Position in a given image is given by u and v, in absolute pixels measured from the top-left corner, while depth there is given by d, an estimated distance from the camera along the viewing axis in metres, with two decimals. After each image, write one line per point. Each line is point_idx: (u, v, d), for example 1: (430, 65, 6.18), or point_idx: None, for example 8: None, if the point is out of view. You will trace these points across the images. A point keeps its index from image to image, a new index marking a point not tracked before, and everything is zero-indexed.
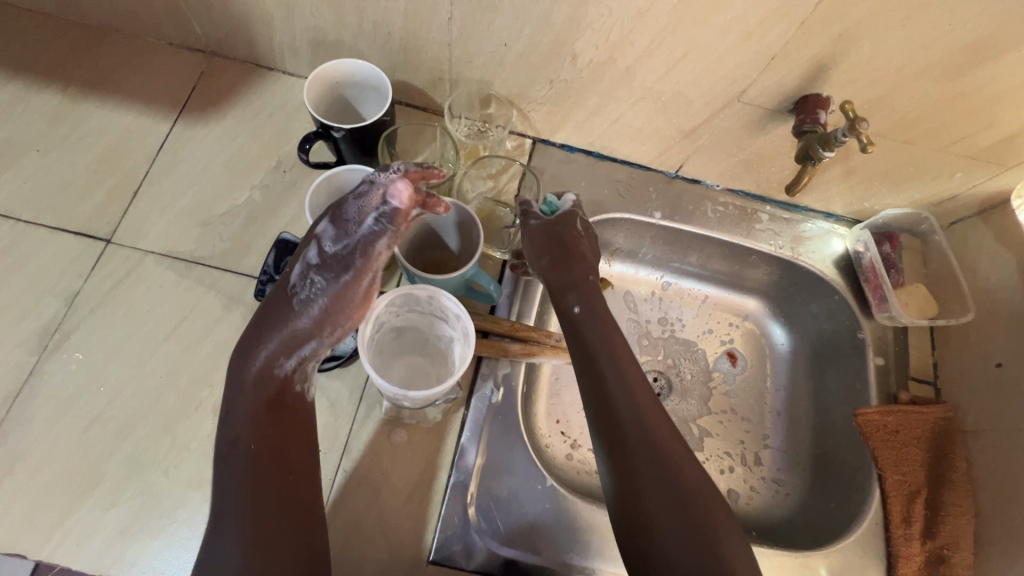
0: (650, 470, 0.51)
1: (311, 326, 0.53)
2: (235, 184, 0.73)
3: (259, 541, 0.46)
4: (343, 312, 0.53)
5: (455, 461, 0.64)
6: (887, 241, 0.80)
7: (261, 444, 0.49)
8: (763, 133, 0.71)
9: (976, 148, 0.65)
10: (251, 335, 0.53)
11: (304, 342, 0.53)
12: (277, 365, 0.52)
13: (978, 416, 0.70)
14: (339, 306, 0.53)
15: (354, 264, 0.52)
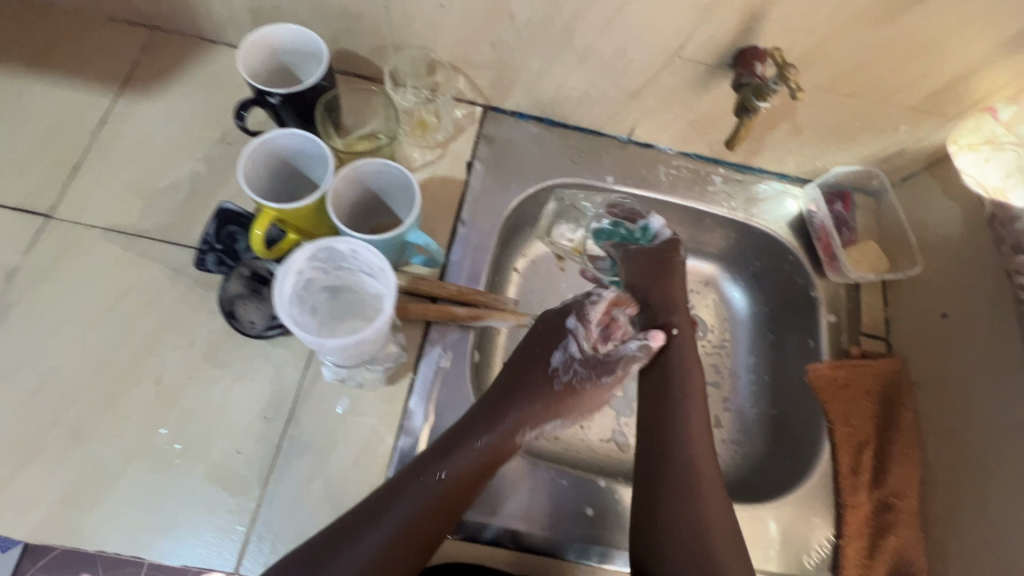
0: (677, 511, 0.58)
1: (454, 452, 0.57)
2: (179, 158, 0.72)
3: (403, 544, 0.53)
4: (475, 455, 0.57)
5: (402, 425, 0.64)
6: (837, 199, 0.81)
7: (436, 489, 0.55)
8: (708, 91, 0.70)
9: (917, 98, 0.65)
10: (440, 448, 0.58)
11: (438, 489, 0.55)
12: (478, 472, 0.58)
13: (925, 367, 0.71)
14: (460, 469, 0.57)
15: (533, 402, 0.61)
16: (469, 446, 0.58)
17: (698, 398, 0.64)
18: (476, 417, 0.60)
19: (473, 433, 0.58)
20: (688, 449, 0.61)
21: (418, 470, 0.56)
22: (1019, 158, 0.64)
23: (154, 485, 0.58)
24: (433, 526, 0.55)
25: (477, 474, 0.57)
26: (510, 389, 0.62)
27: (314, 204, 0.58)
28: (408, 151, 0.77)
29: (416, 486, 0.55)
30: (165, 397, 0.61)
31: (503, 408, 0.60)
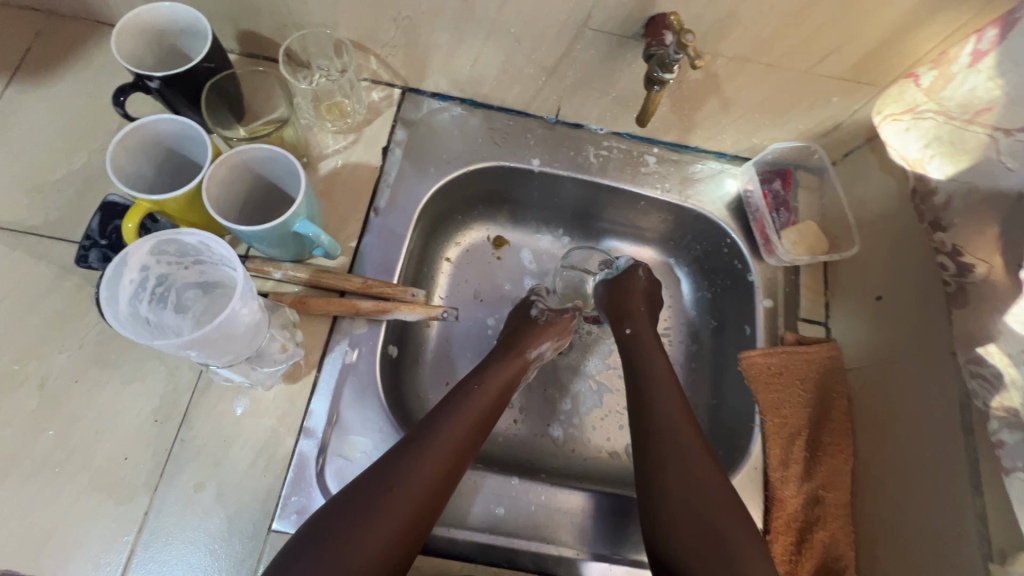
0: (681, 504, 0.56)
1: (434, 440, 0.57)
2: (72, 149, 0.68)
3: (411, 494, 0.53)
4: (459, 446, 0.58)
5: (303, 426, 0.61)
6: (779, 176, 0.77)
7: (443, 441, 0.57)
8: (627, 65, 0.66)
9: (842, 67, 0.61)
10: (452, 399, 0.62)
11: (424, 477, 0.54)
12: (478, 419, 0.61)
13: (860, 353, 0.67)
14: (439, 458, 0.56)
15: (494, 376, 0.66)
16: (453, 435, 0.58)
17: (671, 387, 0.64)
18: (452, 408, 0.61)
19: (455, 422, 0.59)
20: (675, 441, 0.60)
21: (400, 458, 0.55)
22: (936, 127, 0.57)
23: (36, 494, 0.55)
24: (423, 519, 0.53)
25: (456, 465, 0.57)
26: (481, 381, 0.64)
27: (192, 194, 0.55)
28: (320, 138, 0.73)
29: (407, 475, 0.54)
30: (50, 401, 0.58)
31: (476, 394, 0.63)
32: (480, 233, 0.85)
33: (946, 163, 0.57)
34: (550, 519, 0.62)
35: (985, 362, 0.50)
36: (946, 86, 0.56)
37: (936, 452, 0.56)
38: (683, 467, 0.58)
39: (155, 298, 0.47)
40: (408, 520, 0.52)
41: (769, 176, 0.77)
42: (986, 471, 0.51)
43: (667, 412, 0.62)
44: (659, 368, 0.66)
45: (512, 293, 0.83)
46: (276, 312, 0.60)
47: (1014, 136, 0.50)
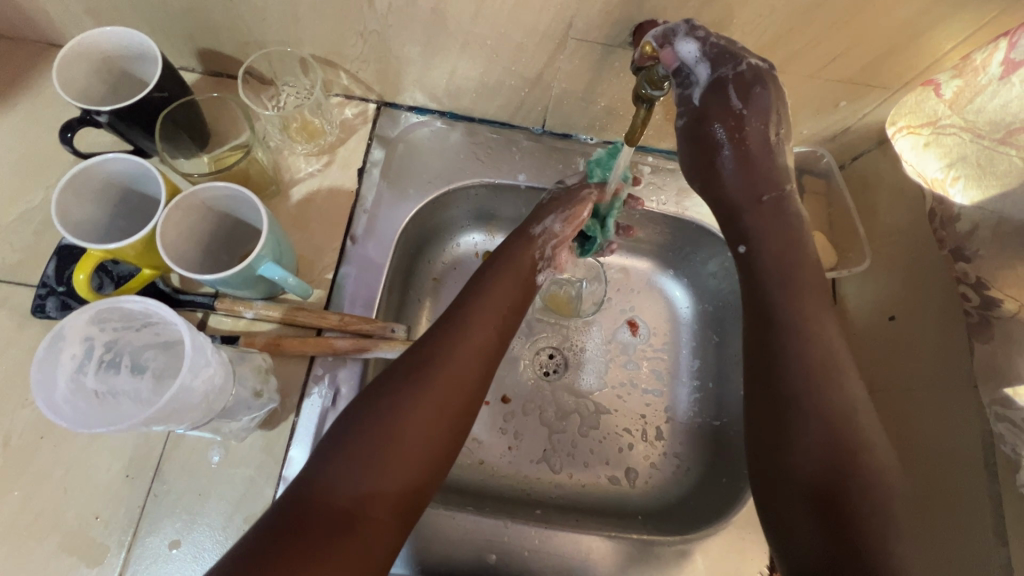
0: (816, 433, 0.43)
1: (491, 289, 0.56)
2: (28, 185, 0.64)
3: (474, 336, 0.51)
4: (496, 332, 0.53)
5: (281, 475, 0.57)
6: (745, 63, 0.49)
7: (501, 291, 0.56)
8: (616, 73, 0.61)
9: (852, 70, 0.56)
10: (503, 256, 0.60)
11: (466, 357, 0.49)
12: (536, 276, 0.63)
13: (872, 375, 0.63)
14: (480, 338, 0.51)
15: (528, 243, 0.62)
16: (488, 318, 0.53)
17: (828, 325, 0.48)
18: (480, 291, 0.56)
19: (488, 304, 0.54)
20: (827, 369, 0.45)
21: (434, 338, 0.50)
22: (962, 146, 0.52)
23: (7, 557, 0.53)
24: (467, 401, 0.48)
25: (494, 348, 0.52)
26: (496, 263, 0.59)
27: (144, 242, 0.51)
28: (291, 161, 0.69)
29: (456, 345, 0.50)
30: (16, 459, 0.55)
31: (500, 272, 0.58)
32: (467, 250, 0.80)
33: (971, 188, 0.52)
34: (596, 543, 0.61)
35: (1014, 404, 0.46)
36: (973, 100, 0.50)
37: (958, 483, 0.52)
38: (823, 401, 0.44)
39: (106, 364, 0.44)
40: (459, 405, 0.47)
41: (744, 65, 0.49)
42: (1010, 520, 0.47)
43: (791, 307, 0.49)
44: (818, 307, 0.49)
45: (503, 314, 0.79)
46: (246, 359, 0.57)
47: None
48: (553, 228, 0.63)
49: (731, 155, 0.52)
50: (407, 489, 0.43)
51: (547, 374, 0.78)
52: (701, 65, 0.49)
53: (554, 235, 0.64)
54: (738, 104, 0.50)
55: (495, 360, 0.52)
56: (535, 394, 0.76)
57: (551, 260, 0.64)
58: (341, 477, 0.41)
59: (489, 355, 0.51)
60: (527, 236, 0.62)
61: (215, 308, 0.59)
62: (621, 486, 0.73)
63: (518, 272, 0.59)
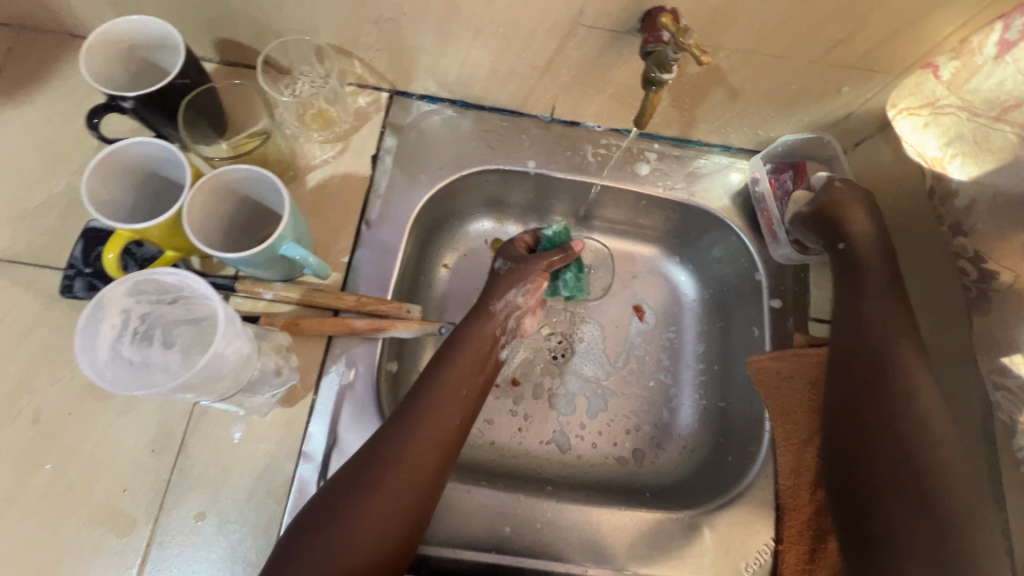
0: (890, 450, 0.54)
1: (454, 371, 0.61)
2: (53, 171, 0.65)
3: (430, 421, 0.56)
4: (449, 424, 0.57)
5: (302, 450, 0.59)
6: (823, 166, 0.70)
7: (461, 374, 0.61)
8: (624, 60, 0.62)
9: (854, 55, 0.57)
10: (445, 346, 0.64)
11: (421, 454, 0.54)
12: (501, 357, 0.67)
13: None
14: (431, 434, 0.56)
15: (475, 337, 0.64)
16: (442, 413, 0.58)
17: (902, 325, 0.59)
18: (435, 379, 0.60)
19: (443, 397, 0.58)
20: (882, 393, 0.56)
21: (393, 433, 0.55)
22: (959, 125, 0.55)
23: (39, 525, 0.55)
24: (420, 496, 0.53)
25: (450, 443, 0.57)
26: (453, 348, 0.63)
27: (172, 223, 0.53)
28: (307, 148, 0.71)
29: (422, 428, 0.56)
30: (47, 433, 0.57)
31: (460, 356, 0.62)
32: (477, 236, 0.82)
33: (968, 164, 0.55)
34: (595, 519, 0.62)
35: (1011, 372, 0.50)
36: (969, 80, 0.53)
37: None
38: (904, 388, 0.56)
39: (140, 336, 0.46)
40: (418, 490, 0.53)
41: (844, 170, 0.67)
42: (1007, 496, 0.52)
43: (880, 321, 0.59)
44: (882, 296, 0.60)
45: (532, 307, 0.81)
46: (268, 338, 0.60)
47: None
48: (515, 301, 0.69)
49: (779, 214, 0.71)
50: (382, 560, 0.51)
51: (557, 358, 0.79)
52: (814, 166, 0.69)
53: (518, 309, 0.69)
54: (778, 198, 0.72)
55: (451, 450, 0.57)
56: (546, 377, 0.78)
57: (515, 331, 0.70)
58: (315, 562, 0.48)
59: (444, 448, 0.56)
60: (488, 314, 0.67)
61: (235, 290, 0.61)
62: (629, 466, 0.74)
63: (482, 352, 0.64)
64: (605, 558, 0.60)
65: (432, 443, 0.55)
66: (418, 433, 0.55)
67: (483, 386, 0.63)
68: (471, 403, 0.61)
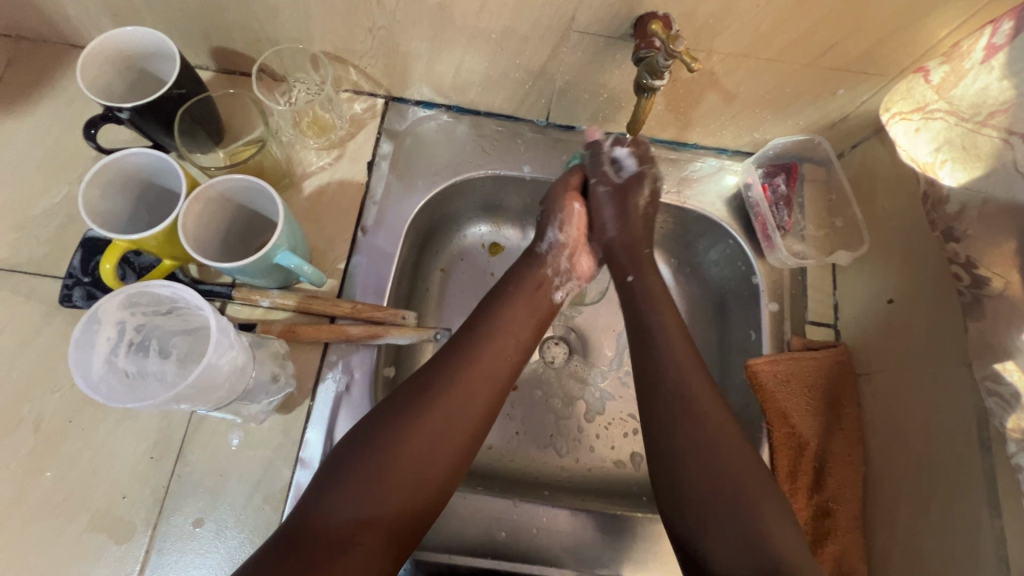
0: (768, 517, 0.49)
1: (508, 310, 0.61)
2: (52, 181, 0.66)
3: (482, 358, 0.56)
4: (504, 359, 0.57)
5: (298, 456, 0.60)
6: (651, 165, 0.69)
7: (519, 309, 0.61)
8: (617, 65, 0.62)
9: (849, 58, 0.57)
10: (504, 283, 0.64)
11: (476, 386, 0.54)
12: (557, 298, 0.66)
13: (871, 357, 0.64)
14: (486, 369, 0.55)
15: (531, 277, 0.64)
16: (498, 347, 0.57)
17: (682, 344, 0.59)
18: (492, 317, 0.60)
19: (494, 333, 0.58)
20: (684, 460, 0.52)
21: (445, 367, 0.54)
22: (947, 129, 0.53)
23: (39, 532, 0.56)
24: (471, 428, 0.52)
25: (504, 379, 0.56)
26: (510, 287, 0.63)
27: (167, 233, 0.53)
28: (303, 155, 0.71)
29: (474, 364, 0.55)
30: (46, 441, 0.58)
31: (515, 296, 0.62)
32: (473, 241, 0.82)
33: (958, 169, 0.53)
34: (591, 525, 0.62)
35: (1003, 380, 0.48)
36: (957, 84, 0.52)
37: (959, 468, 0.53)
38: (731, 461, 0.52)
39: (135, 346, 0.46)
40: (467, 425, 0.52)
41: (653, 177, 0.69)
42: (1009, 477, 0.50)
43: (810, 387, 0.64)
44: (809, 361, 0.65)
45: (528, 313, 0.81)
46: (264, 345, 0.59)
47: None
48: (555, 240, 0.68)
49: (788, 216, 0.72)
50: (422, 501, 0.49)
51: (554, 361, 0.79)
52: (624, 172, 0.69)
53: (565, 246, 0.68)
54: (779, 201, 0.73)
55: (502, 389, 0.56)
56: (542, 381, 0.78)
57: (568, 271, 0.68)
58: (353, 497, 0.46)
59: (499, 382, 0.56)
60: (535, 257, 0.67)
61: (232, 298, 0.62)
62: (626, 470, 0.74)
63: (531, 291, 0.63)
64: (601, 562, 0.60)
65: (484, 380, 0.54)
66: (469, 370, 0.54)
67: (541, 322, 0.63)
68: (525, 341, 0.60)
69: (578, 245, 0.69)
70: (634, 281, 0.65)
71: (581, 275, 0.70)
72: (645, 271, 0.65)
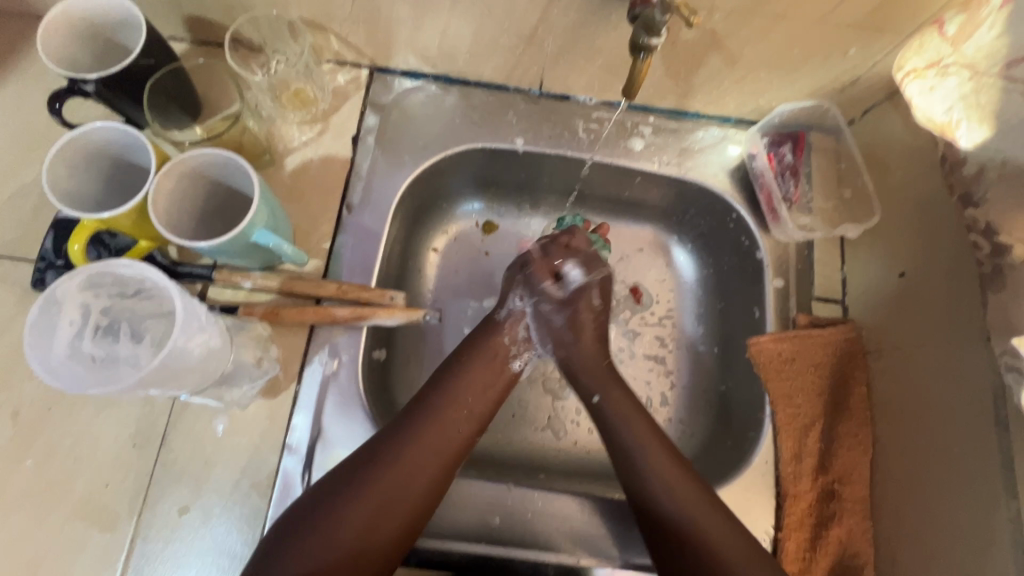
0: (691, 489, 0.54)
1: (462, 384, 0.59)
2: (22, 161, 0.63)
3: (427, 438, 0.54)
4: (449, 434, 0.55)
5: (286, 442, 0.58)
6: (600, 271, 0.67)
7: (467, 384, 0.59)
8: (612, 26, 0.58)
9: (861, 13, 0.53)
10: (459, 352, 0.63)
11: (416, 464, 0.52)
12: (515, 368, 0.63)
13: (880, 335, 0.62)
14: (430, 442, 0.54)
15: (483, 356, 0.61)
16: (444, 422, 0.56)
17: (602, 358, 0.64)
18: (441, 389, 0.58)
19: (441, 411, 0.56)
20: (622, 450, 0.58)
21: (390, 440, 0.53)
22: (961, 85, 0.49)
23: (21, 523, 0.54)
24: (415, 502, 0.52)
25: (449, 455, 0.55)
26: (463, 359, 0.61)
27: (137, 211, 0.50)
28: (285, 130, 0.68)
29: (418, 438, 0.54)
30: (25, 430, 0.56)
31: (467, 371, 0.60)
32: (467, 219, 0.79)
33: (976, 127, 0.48)
34: (586, 509, 0.60)
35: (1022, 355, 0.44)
36: (971, 35, 0.48)
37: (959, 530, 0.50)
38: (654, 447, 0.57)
39: (102, 330, 0.44)
40: (406, 500, 0.51)
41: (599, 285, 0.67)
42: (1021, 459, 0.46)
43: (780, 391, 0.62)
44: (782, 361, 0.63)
45: None
46: (246, 329, 0.58)
47: None
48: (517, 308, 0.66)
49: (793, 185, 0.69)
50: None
51: None
52: (569, 284, 0.66)
53: (526, 315, 0.65)
54: (785, 166, 0.69)
55: (446, 472, 0.54)
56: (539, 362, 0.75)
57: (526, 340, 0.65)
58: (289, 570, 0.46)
59: (444, 459, 0.54)
60: (495, 325, 0.64)
61: (213, 279, 0.59)
62: None
63: (486, 364, 0.61)
64: (598, 547, 0.59)
65: (427, 464, 0.53)
66: (413, 448, 0.53)
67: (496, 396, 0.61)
68: (478, 415, 0.58)
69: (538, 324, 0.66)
70: (601, 403, 0.60)
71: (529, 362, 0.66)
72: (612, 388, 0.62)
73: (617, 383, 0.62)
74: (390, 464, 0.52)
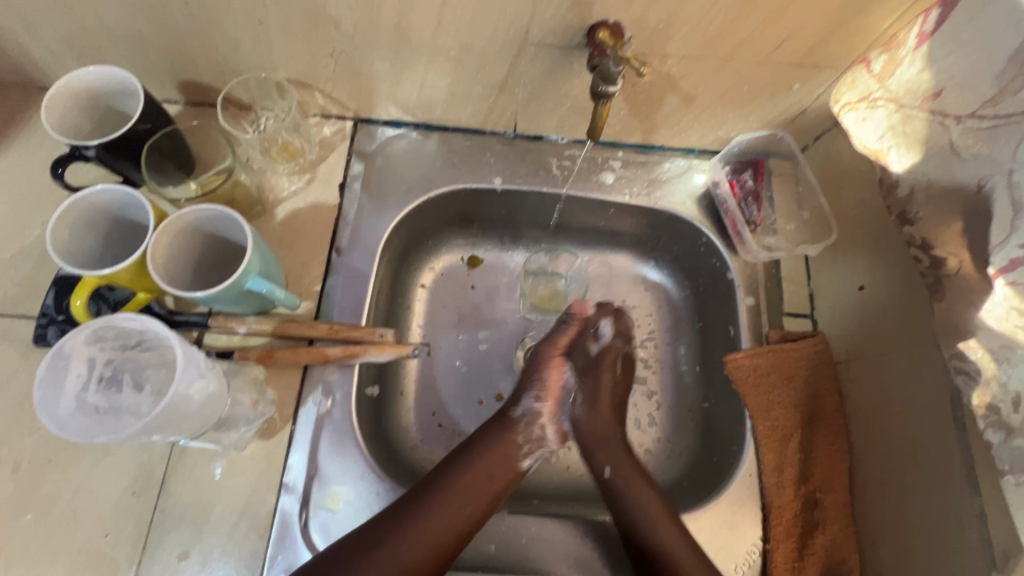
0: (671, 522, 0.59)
1: (471, 472, 0.60)
2: (25, 222, 0.66)
3: (429, 529, 0.55)
4: (451, 528, 0.56)
5: (283, 482, 0.59)
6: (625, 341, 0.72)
7: (474, 480, 0.59)
8: (576, 73, 0.63)
9: (799, 53, 0.58)
10: (465, 446, 0.63)
11: (415, 551, 0.54)
12: (521, 470, 0.63)
13: (847, 345, 0.65)
14: (428, 535, 0.55)
15: (493, 453, 0.62)
16: (445, 517, 0.57)
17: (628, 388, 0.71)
18: (444, 483, 0.59)
19: (448, 501, 0.57)
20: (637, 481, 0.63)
21: (397, 517, 0.55)
22: (888, 117, 0.54)
23: None
24: None
25: (449, 544, 0.56)
26: (473, 453, 0.61)
27: (136, 266, 0.53)
28: (275, 181, 0.72)
29: (423, 521, 0.56)
30: (24, 484, 0.57)
31: (473, 460, 0.61)
32: (453, 255, 0.82)
33: (903, 155, 0.54)
34: (579, 536, 0.61)
35: (968, 358, 0.48)
36: (894, 72, 0.54)
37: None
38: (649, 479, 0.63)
39: (106, 381, 0.46)
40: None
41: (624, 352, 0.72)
42: (979, 461, 0.49)
43: (772, 416, 0.64)
44: (775, 394, 0.65)
45: (512, 322, 0.80)
46: (243, 371, 0.60)
47: (965, 122, 0.48)
48: (532, 408, 0.67)
49: (756, 207, 0.73)
50: None
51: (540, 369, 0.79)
52: (602, 343, 0.71)
53: (539, 415, 0.67)
54: (747, 190, 0.73)
55: (441, 563, 0.55)
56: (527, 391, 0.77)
57: (539, 440, 0.66)
58: None
59: (443, 548, 0.56)
60: (509, 423, 0.65)
61: (208, 327, 0.62)
62: None
63: (493, 461, 0.61)
64: (593, 570, 0.60)
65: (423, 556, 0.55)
66: (417, 538, 0.55)
67: (497, 492, 0.60)
68: (478, 507, 0.59)
69: (552, 413, 0.68)
70: (612, 477, 0.64)
71: (553, 442, 0.68)
72: (623, 462, 0.64)
73: (628, 459, 0.65)
74: (394, 548, 0.54)
